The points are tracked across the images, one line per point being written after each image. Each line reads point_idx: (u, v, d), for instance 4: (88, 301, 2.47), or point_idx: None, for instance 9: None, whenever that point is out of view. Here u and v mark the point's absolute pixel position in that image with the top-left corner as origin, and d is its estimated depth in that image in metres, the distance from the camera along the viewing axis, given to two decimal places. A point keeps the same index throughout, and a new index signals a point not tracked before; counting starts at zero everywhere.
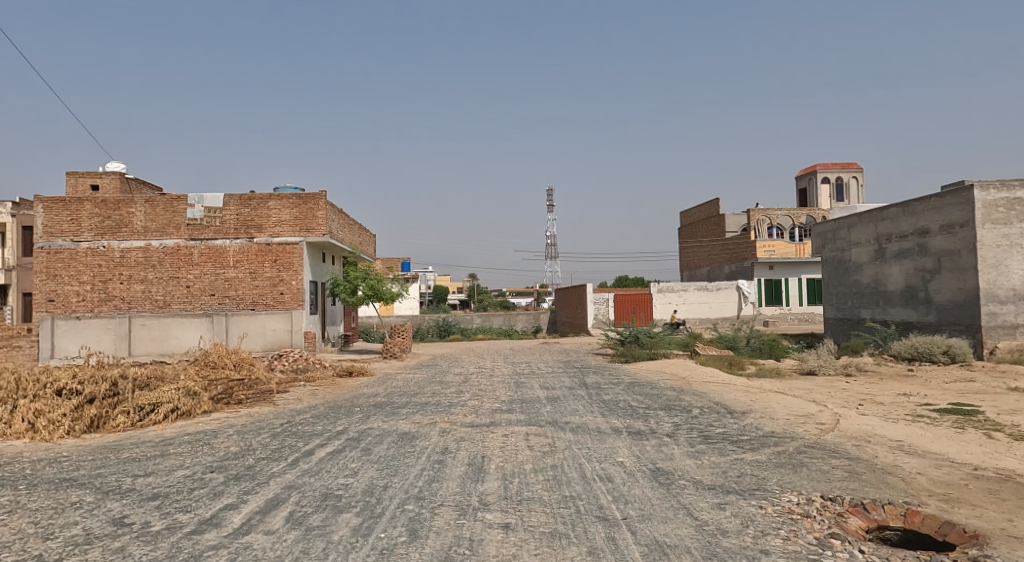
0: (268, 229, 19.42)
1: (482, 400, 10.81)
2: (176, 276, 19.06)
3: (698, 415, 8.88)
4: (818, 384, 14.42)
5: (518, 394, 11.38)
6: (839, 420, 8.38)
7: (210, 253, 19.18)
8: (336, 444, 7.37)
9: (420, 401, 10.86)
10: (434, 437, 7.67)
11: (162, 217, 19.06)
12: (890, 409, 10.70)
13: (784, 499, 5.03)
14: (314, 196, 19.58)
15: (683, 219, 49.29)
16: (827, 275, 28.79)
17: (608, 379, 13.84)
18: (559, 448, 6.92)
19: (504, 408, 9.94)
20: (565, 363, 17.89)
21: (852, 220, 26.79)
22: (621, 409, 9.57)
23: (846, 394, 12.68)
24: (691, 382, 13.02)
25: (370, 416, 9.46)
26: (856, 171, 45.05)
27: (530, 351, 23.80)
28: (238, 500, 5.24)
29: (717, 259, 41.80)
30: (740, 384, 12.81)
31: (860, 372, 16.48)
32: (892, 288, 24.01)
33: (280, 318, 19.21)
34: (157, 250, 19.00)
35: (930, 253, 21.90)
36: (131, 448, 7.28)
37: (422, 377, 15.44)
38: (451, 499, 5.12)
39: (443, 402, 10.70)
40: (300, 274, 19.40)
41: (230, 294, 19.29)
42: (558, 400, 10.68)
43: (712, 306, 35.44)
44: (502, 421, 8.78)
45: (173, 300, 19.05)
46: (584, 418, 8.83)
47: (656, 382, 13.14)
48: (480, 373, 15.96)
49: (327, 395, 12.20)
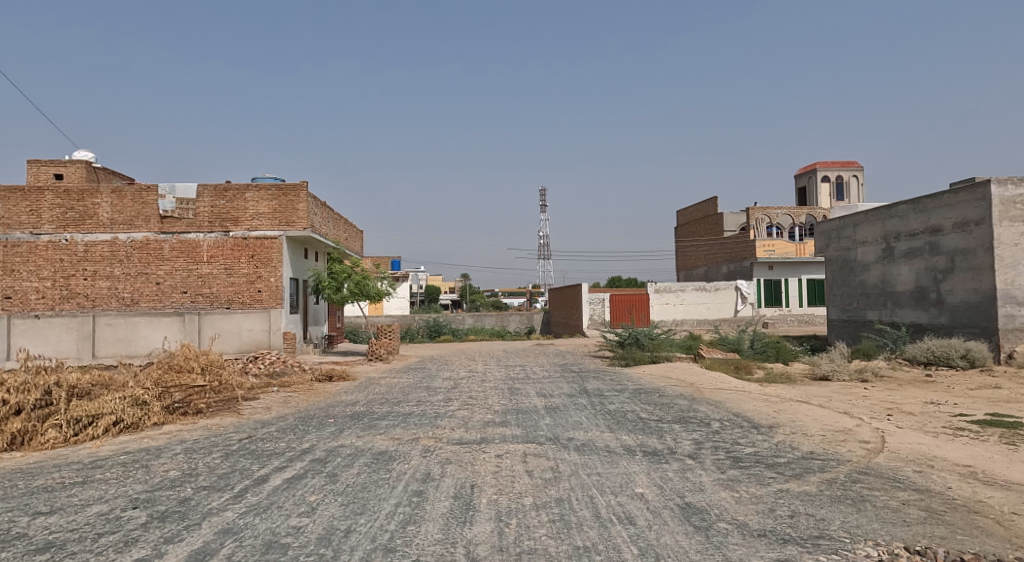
0: (245, 222, 18.20)
1: (473, 410, 9.66)
2: (144, 273, 17.79)
3: (720, 431, 7.74)
4: (836, 391, 13.37)
5: (513, 403, 10.22)
6: (883, 436, 7.28)
7: (182, 247, 17.92)
8: (297, 468, 6.16)
9: (403, 412, 9.70)
10: (415, 459, 6.48)
11: (131, 208, 17.78)
12: (925, 421, 9.61)
13: (860, 553, 3.88)
14: (295, 186, 18.41)
15: (681, 217, 48.30)
16: (832, 275, 27.83)
17: (610, 385, 12.71)
18: (564, 475, 5.77)
19: (498, 420, 8.80)
20: (562, 367, 16.77)
21: (858, 218, 25.84)
22: (631, 422, 8.42)
23: (870, 403, 11.60)
24: (702, 389, 11.90)
25: (344, 431, 8.26)
26: (856, 170, 44.21)
27: (524, 353, 22.69)
28: (153, 552, 4.04)
29: (715, 259, 40.78)
30: (756, 392, 11.71)
31: (876, 378, 15.39)
32: (901, 289, 23.03)
33: (257, 318, 18.03)
34: (124, 244, 17.71)
35: (942, 252, 20.95)
36: (48, 473, 6.03)
37: (408, 382, 14.24)
38: (430, 553, 3.95)
39: (429, 412, 9.57)
40: (279, 270, 18.18)
41: (203, 292, 18.02)
42: (558, 410, 9.53)
43: (711, 307, 34.42)
44: (496, 438, 7.63)
45: (141, 297, 17.78)
46: (590, 433, 7.68)
47: (664, 389, 12.01)
48: (471, 378, 14.80)
49: (302, 402, 11.01)
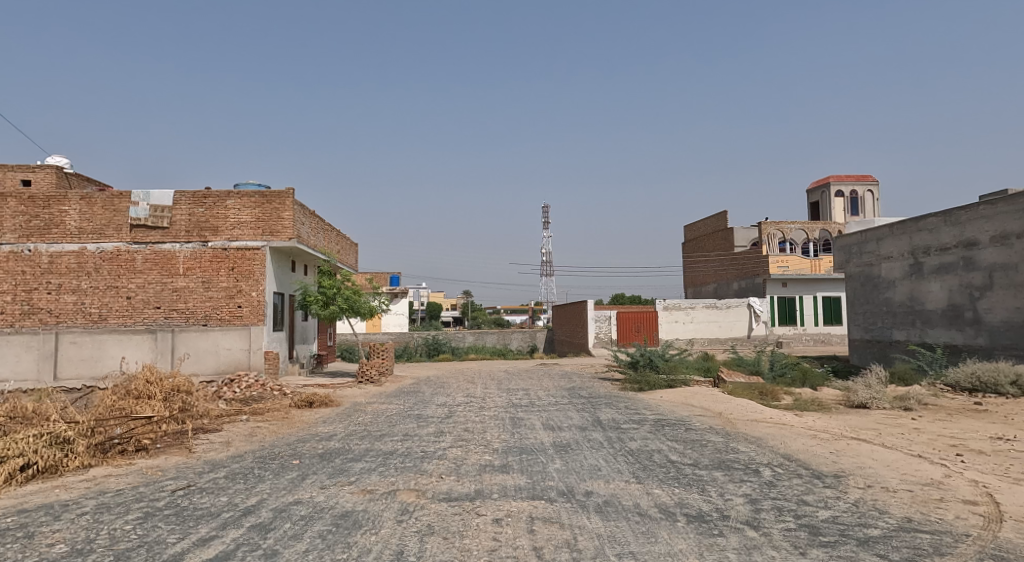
0: (225, 232, 16.78)
1: (468, 448, 8.10)
2: (114, 286, 16.34)
3: (777, 483, 6.17)
4: (882, 423, 11.73)
5: (516, 439, 8.66)
6: (988, 493, 5.70)
7: (156, 259, 16.51)
8: (226, 541, 4.60)
9: (385, 450, 8.13)
10: (386, 527, 4.91)
11: (101, 216, 16.40)
12: (1010, 464, 7.99)
13: None
14: (280, 194, 17.04)
15: (688, 232, 46.85)
16: (853, 292, 26.27)
17: (626, 415, 11.13)
18: (587, 557, 4.21)
19: (498, 464, 7.22)
20: (570, 392, 15.16)
21: (882, 232, 24.34)
22: (661, 468, 6.83)
23: (931, 438, 9.96)
24: (733, 421, 10.31)
25: (307, 477, 6.68)
26: (871, 184, 42.88)
27: (527, 374, 21.11)
28: None
29: (726, 274, 39.21)
30: (797, 425, 10.14)
31: (922, 407, 13.73)
32: (931, 307, 21.48)
33: (236, 335, 16.50)
34: (93, 255, 16.30)
35: (978, 268, 19.41)
36: None
37: (397, 409, 12.66)
38: None
39: (415, 451, 7.99)
40: (261, 284, 16.74)
41: (178, 307, 16.55)
42: (570, 450, 7.95)
43: (722, 325, 32.84)
44: (494, 490, 6.07)
45: (110, 312, 16.30)
46: (612, 485, 6.12)
47: (689, 420, 10.44)
48: (470, 404, 13.23)
49: (269, 435, 9.47)
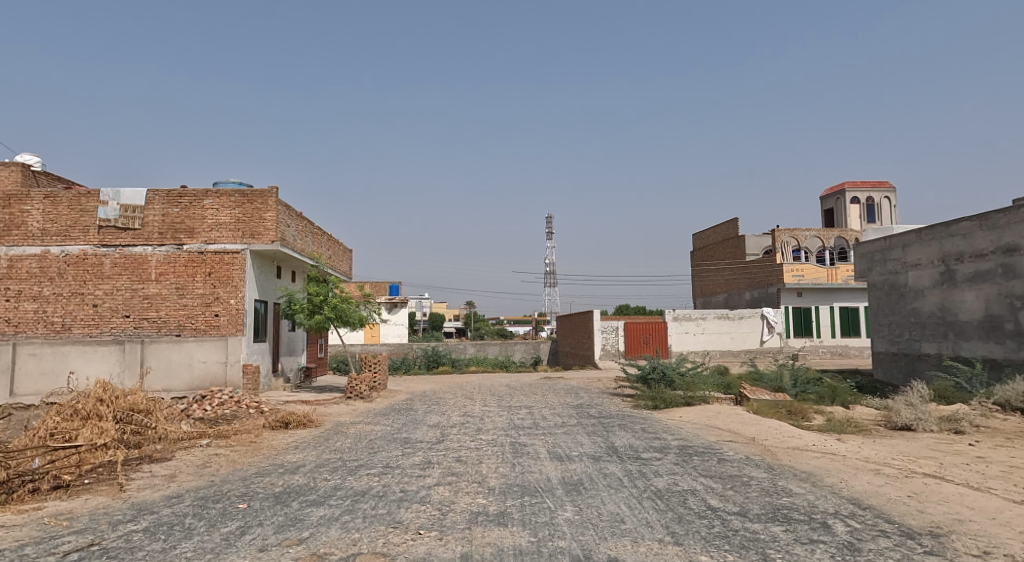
0: (201, 234, 15.42)
1: (458, 487, 6.63)
2: (79, 293, 14.96)
3: (861, 547, 4.65)
4: (939, 450, 10.18)
5: (517, 475, 7.17)
6: None
7: (126, 263, 15.14)
8: None
9: (356, 490, 6.63)
10: None
11: (66, 217, 15.07)
12: None
13: None
14: (262, 193, 15.70)
15: (698, 241, 45.36)
16: (877, 302, 24.73)
17: (646, 441, 9.62)
18: None
19: (494, 512, 5.72)
20: (578, 411, 13.66)
21: (909, 237, 22.84)
22: (703, 521, 5.31)
23: (1009, 473, 8.40)
24: (773, 450, 8.79)
25: (247, 533, 5.18)
26: (888, 191, 41.50)
27: (530, 389, 19.62)
28: None
29: (737, 284, 37.67)
30: (848, 455, 8.61)
31: (976, 430, 12.15)
32: (966, 318, 19.94)
33: (212, 347, 15.01)
34: (57, 259, 14.94)
35: (1019, 275, 17.90)
36: None
37: (384, 431, 11.19)
38: None
39: (393, 491, 6.49)
40: (240, 291, 15.33)
41: (149, 317, 15.14)
42: (582, 491, 6.46)
43: (735, 337, 31.30)
44: (487, 556, 4.56)
45: (74, 322, 14.93)
46: (642, 550, 4.61)
47: (720, 449, 8.92)
48: (467, 425, 11.77)
49: (224, 467, 8.00)
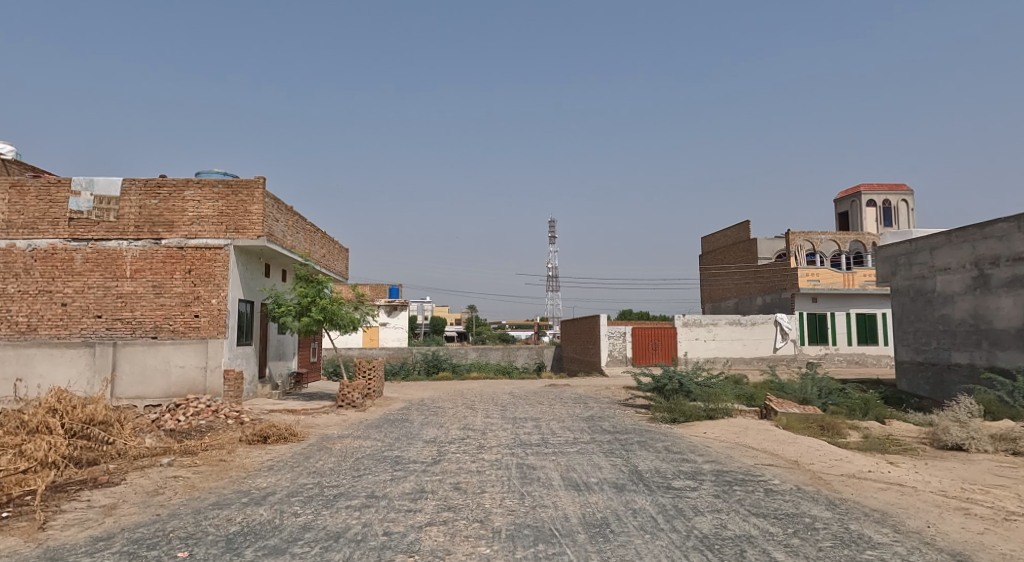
0: (181, 228, 14.19)
1: (455, 530, 5.33)
2: (46, 290, 13.73)
3: None
4: (1009, 477, 8.87)
5: (527, 512, 5.90)
6: None
7: (98, 258, 13.92)
8: None
9: (330, 531, 5.35)
10: None
11: (34, 208, 13.88)
12: None
13: None
14: (247, 183, 14.46)
15: (708, 244, 44.07)
16: (902, 308, 23.42)
17: (674, 464, 8.33)
18: None
19: None
20: (590, 425, 12.38)
21: (937, 240, 21.53)
22: None
23: None
24: (826, 479, 7.49)
25: None
26: (905, 194, 40.24)
27: (535, 398, 18.35)
28: None
29: (749, 289, 36.33)
30: (916, 486, 7.32)
31: None
32: (1002, 326, 18.64)
33: (190, 351, 13.86)
34: (23, 253, 13.75)
35: None
36: None
37: (374, 447, 9.93)
38: None
39: (374, 535, 5.21)
40: (223, 289, 14.10)
41: (123, 317, 13.90)
42: (610, 535, 5.19)
43: (747, 344, 29.98)
44: None
45: (40, 322, 13.67)
46: None
47: (764, 476, 7.64)
48: (467, 440, 10.49)
49: (179, 494, 6.74)
